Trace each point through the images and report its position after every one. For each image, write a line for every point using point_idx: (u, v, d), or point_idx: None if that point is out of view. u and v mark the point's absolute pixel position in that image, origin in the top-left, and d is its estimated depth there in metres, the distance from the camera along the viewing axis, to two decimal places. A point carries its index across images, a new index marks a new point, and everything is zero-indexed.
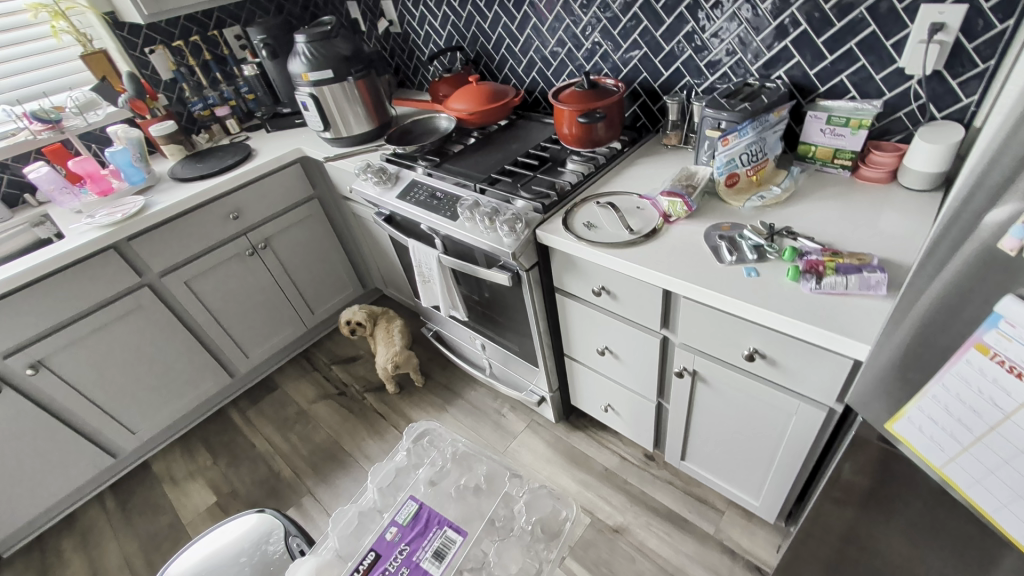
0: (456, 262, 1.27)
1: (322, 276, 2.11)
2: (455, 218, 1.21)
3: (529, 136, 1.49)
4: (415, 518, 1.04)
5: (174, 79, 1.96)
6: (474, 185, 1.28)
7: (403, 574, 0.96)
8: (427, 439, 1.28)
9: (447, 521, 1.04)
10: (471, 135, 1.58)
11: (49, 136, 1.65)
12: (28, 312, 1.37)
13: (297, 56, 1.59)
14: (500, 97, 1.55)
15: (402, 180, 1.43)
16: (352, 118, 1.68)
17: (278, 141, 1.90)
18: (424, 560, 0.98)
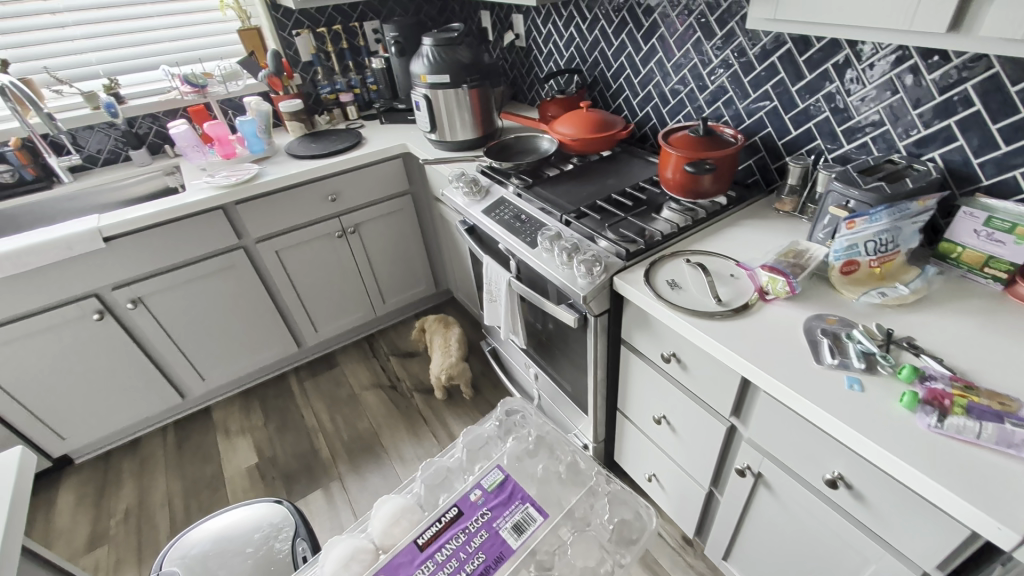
0: (525, 290, 1.24)
1: (400, 269, 2.17)
2: (534, 245, 1.17)
3: (629, 173, 1.42)
4: (501, 486, 0.96)
5: (311, 62, 2.11)
6: (561, 215, 1.23)
7: (481, 538, 0.89)
8: (520, 413, 1.27)
9: (532, 499, 0.95)
10: (570, 161, 1.54)
11: (194, 98, 1.84)
12: (139, 253, 1.51)
13: (420, 57, 1.64)
14: (606, 126, 1.49)
15: (491, 195, 1.43)
16: (458, 124, 1.70)
17: (386, 134, 1.98)
18: (503, 530, 0.90)
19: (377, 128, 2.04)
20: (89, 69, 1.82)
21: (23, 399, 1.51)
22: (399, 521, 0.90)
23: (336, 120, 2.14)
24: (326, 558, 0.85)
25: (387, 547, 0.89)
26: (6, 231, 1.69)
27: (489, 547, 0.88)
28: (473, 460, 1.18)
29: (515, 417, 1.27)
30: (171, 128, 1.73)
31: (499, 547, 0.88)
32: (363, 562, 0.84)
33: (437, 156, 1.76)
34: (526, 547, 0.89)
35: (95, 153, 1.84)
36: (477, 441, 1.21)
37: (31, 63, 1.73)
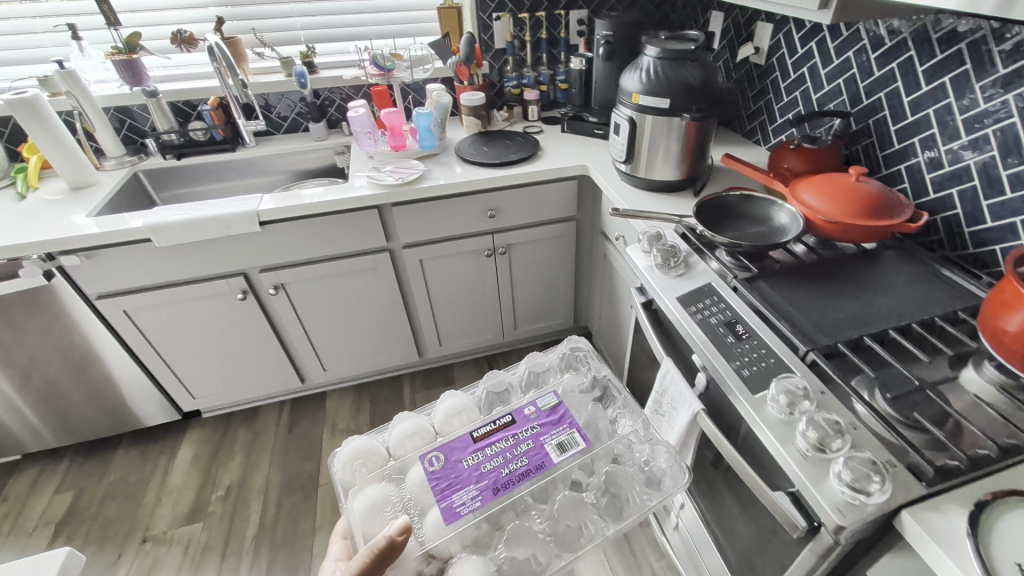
0: (717, 437, 0.86)
1: (541, 298, 1.91)
2: (755, 389, 0.79)
3: (911, 287, 0.95)
4: (556, 409, 0.91)
5: (504, 51, 1.88)
6: (802, 350, 0.83)
7: (525, 447, 0.86)
8: (586, 349, 1.11)
9: (581, 427, 0.90)
10: (807, 243, 1.10)
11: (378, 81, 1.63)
12: (289, 242, 1.47)
13: (634, 73, 1.31)
14: (885, 205, 1.02)
15: (691, 274, 1.05)
16: (662, 160, 1.34)
17: (566, 147, 1.68)
18: (548, 445, 0.87)
19: (557, 137, 1.76)
20: (291, 34, 1.79)
21: (165, 351, 1.60)
22: (457, 416, 0.92)
23: (514, 118, 1.90)
24: (394, 429, 0.94)
25: (444, 434, 0.93)
26: (191, 188, 1.77)
27: (532, 455, 0.85)
28: (528, 385, 1.07)
29: (580, 353, 1.10)
30: (351, 110, 1.62)
31: (542, 459, 0.85)
32: (424, 439, 0.91)
33: (628, 197, 1.41)
34: (565, 466, 0.85)
35: (281, 119, 1.83)
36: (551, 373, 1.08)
37: (242, 23, 1.74)
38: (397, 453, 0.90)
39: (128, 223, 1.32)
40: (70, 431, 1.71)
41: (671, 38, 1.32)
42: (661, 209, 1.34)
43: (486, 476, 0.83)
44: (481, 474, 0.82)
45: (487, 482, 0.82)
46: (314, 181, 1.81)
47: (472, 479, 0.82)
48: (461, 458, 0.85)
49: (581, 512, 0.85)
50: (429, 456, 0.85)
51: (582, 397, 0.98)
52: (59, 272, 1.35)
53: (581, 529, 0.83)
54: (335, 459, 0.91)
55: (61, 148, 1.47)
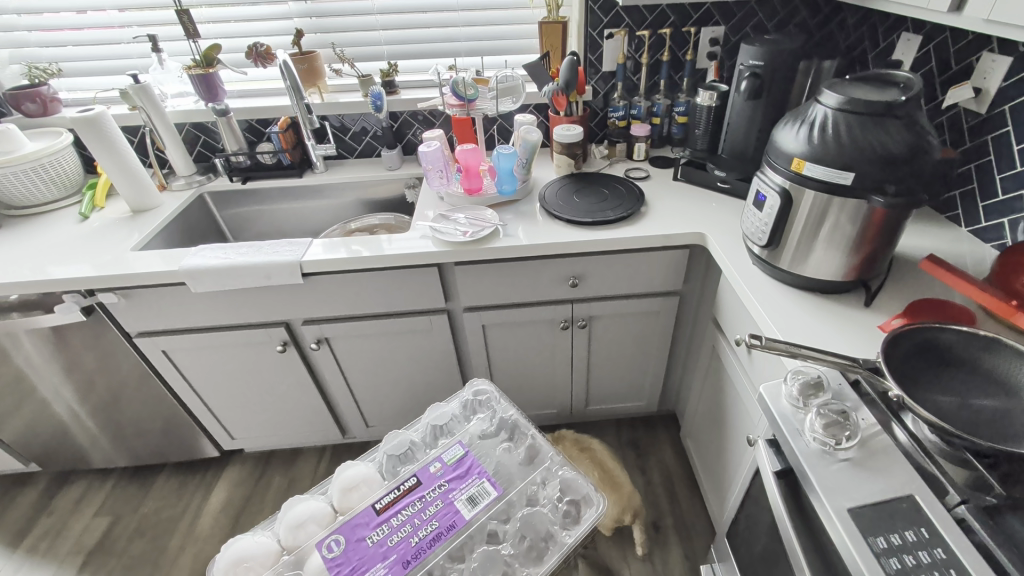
0: None
1: (624, 377, 1.58)
2: None
3: None
4: (459, 462, 1.06)
5: (613, 74, 1.55)
6: None
7: (436, 507, 0.99)
8: (488, 394, 1.24)
9: (487, 474, 1.05)
10: None
11: (457, 115, 1.28)
12: (336, 296, 1.28)
13: (800, 130, 0.93)
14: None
15: (875, 464, 0.68)
16: (822, 252, 0.96)
17: (678, 200, 1.33)
18: (458, 501, 1.00)
19: (668, 186, 1.41)
20: (374, 48, 1.56)
21: (204, 391, 1.49)
22: (354, 490, 1.01)
23: (615, 154, 1.57)
24: (283, 522, 0.98)
25: (343, 511, 1.01)
26: (255, 215, 1.65)
27: (442, 515, 0.98)
28: (433, 439, 1.16)
29: (482, 398, 1.23)
30: (423, 143, 1.36)
31: (454, 517, 0.98)
32: (320, 524, 0.98)
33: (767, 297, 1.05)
34: (477, 518, 0.99)
35: (354, 143, 1.65)
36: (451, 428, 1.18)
37: (323, 35, 1.55)
38: (291, 544, 0.96)
39: (165, 265, 1.19)
40: (116, 451, 1.67)
41: (859, 79, 0.92)
42: (817, 325, 0.96)
43: (391, 547, 0.94)
44: (389, 548, 0.94)
45: (395, 551, 0.93)
46: (380, 214, 1.62)
47: (377, 555, 0.93)
48: (362, 537, 0.95)
49: (503, 562, 0.96)
50: (328, 543, 0.93)
51: (489, 449, 1.13)
52: (99, 308, 1.27)
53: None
54: (214, 568, 0.92)
55: (125, 169, 1.39)
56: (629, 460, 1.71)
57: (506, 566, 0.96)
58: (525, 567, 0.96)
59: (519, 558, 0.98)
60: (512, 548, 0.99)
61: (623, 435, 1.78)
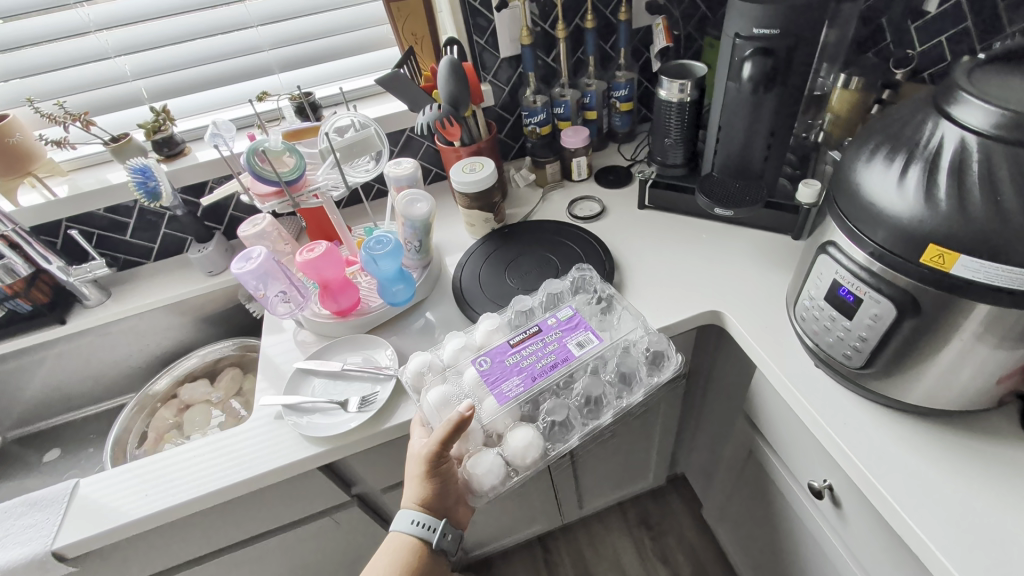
0: None
1: (622, 471, 1.18)
2: None
3: None
4: (574, 316, 0.77)
5: (517, 59, 1.01)
6: None
7: (548, 352, 0.73)
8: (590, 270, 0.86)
9: (592, 327, 0.76)
10: None
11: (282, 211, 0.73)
12: (160, 552, 0.77)
13: (930, 184, 0.49)
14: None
15: None
16: (957, 379, 0.56)
17: (660, 257, 0.89)
18: (571, 344, 0.74)
19: (637, 226, 0.95)
20: (123, 90, 0.92)
21: None
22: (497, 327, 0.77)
23: (544, 180, 1.06)
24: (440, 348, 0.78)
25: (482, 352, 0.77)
26: (12, 392, 1.04)
27: (561, 351, 0.73)
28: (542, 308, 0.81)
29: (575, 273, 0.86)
30: (239, 257, 0.80)
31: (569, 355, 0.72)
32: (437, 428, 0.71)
33: (863, 440, 0.66)
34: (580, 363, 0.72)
35: (144, 242, 1.03)
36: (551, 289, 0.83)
37: (13, 86, 0.88)
38: (448, 361, 0.76)
39: None
40: None
41: (999, 67, 0.49)
42: (967, 498, 0.59)
43: (518, 368, 0.72)
44: (522, 371, 0.71)
45: (526, 366, 0.72)
46: (209, 345, 1.08)
47: (513, 369, 0.71)
48: (506, 348, 0.73)
49: (597, 384, 0.76)
50: (477, 360, 0.72)
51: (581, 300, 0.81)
52: None
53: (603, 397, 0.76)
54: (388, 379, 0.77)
55: None
56: (643, 548, 1.31)
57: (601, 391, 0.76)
58: (616, 396, 0.76)
59: (611, 387, 0.76)
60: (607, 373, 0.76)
61: (628, 511, 1.38)
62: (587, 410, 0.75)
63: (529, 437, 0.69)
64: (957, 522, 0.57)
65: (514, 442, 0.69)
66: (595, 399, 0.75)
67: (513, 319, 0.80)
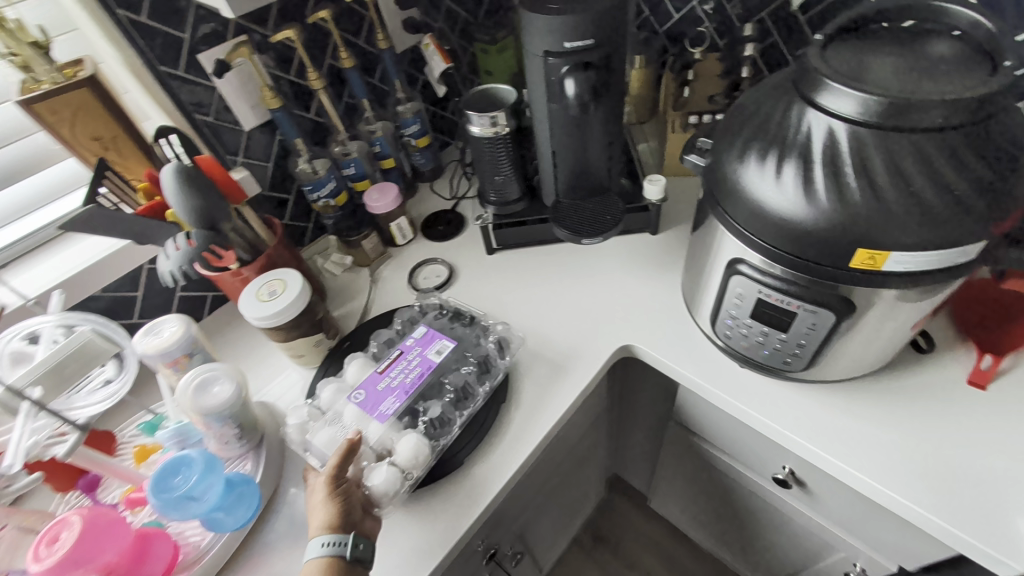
0: None
1: (567, 515, 1.09)
2: None
3: None
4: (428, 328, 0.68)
5: (270, 127, 0.76)
6: None
7: (414, 371, 0.63)
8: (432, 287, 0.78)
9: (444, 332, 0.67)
10: None
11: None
12: None
13: (839, 184, 0.42)
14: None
15: None
16: (875, 348, 0.55)
17: (541, 309, 0.75)
18: (434, 355, 0.64)
19: (496, 277, 0.79)
20: None
21: None
22: (360, 364, 0.65)
23: (365, 259, 0.82)
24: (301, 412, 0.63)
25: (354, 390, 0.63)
26: None
27: (428, 365, 0.63)
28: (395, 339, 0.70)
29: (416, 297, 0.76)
30: None
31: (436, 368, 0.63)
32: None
33: (825, 431, 0.59)
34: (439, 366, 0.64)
35: None
36: (403, 314, 0.72)
37: None
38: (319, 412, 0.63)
39: None
40: None
41: (843, 50, 0.45)
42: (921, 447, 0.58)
43: (393, 385, 0.61)
44: (395, 393, 0.61)
45: (398, 385, 0.62)
46: None
47: (388, 390, 0.61)
48: (376, 372, 0.63)
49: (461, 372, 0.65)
50: (351, 394, 0.61)
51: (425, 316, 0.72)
52: None
53: (471, 387, 0.65)
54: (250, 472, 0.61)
55: None
56: (610, 565, 1.27)
57: (469, 380, 0.65)
58: (484, 377, 0.66)
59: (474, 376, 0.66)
60: (468, 368, 0.66)
61: (581, 535, 1.32)
62: (463, 406, 0.64)
63: (414, 440, 0.57)
64: (943, 475, 0.55)
65: (400, 450, 0.57)
66: (463, 387, 0.64)
67: (378, 351, 0.68)
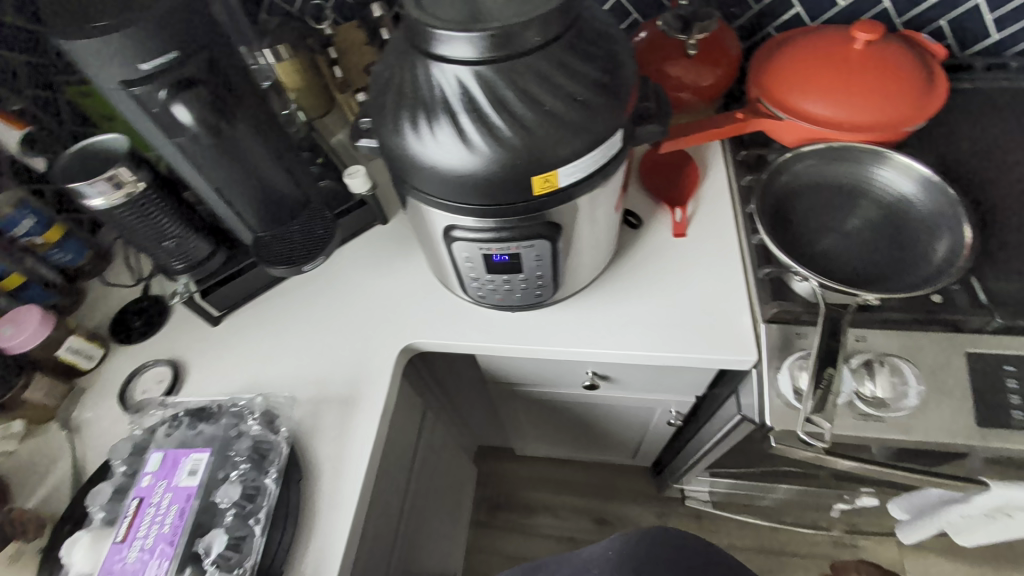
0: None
1: (452, 512, 1.07)
2: None
3: (1004, 168, 0.69)
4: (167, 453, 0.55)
5: None
6: None
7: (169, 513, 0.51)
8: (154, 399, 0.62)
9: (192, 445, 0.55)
10: (878, 169, 0.65)
11: None
12: None
13: (488, 126, 0.42)
14: (926, 69, 0.66)
15: (914, 401, 0.55)
16: (598, 247, 0.60)
17: (301, 356, 0.65)
18: (188, 479, 0.53)
19: (235, 347, 0.66)
20: None
21: None
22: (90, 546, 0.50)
23: (43, 413, 0.62)
24: None
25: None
26: None
27: (183, 496, 0.52)
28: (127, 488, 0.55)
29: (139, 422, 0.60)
30: None
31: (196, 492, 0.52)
32: None
33: (596, 332, 0.64)
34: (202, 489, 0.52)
35: None
36: (119, 453, 0.56)
37: None
38: None
39: None
40: None
41: None
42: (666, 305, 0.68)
43: (148, 545, 0.49)
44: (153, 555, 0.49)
45: (153, 542, 0.50)
46: None
47: (142, 557, 0.49)
48: (116, 543, 0.50)
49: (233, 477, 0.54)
50: None
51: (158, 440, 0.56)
52: None
53: (253, 486, 0.54)
54: None
55: None
56: (513, 522, 1.31)
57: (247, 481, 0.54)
58: (265, 466, 0.55)
59: (252, 472, 0.54)
60: (239, 467, 0.54)
61: (478, 515, 1.33)
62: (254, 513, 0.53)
63: None
64: (685, 321, 0.64)
65: None
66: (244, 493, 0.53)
67: (110, 515, 0.53)
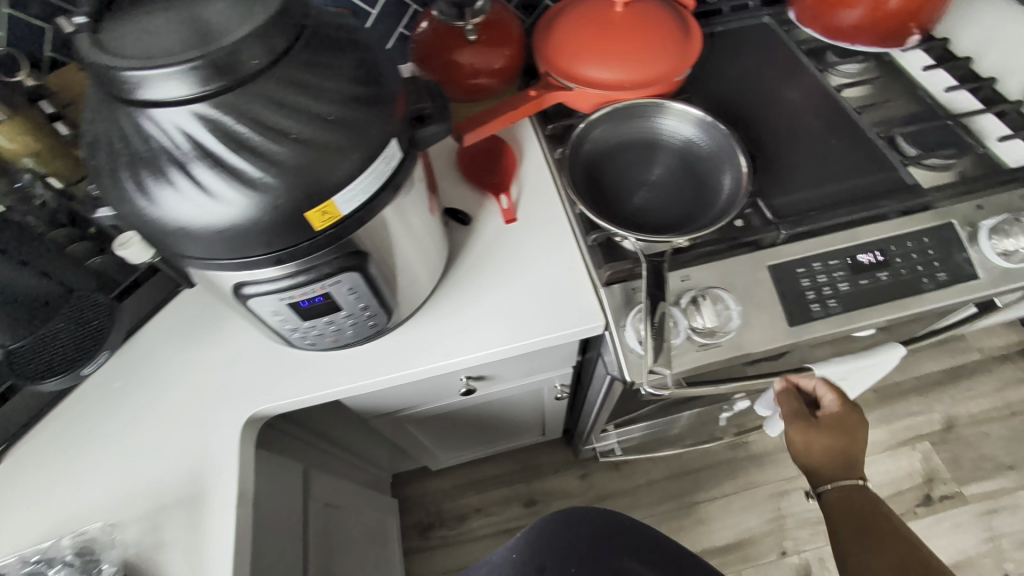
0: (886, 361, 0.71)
1: (376, 556, 1.01)
2: (943, 291, 0.63)
3: (764, 96, 0.78)
4: None
5: None
6: (911, 227, 0.66)
7: None
8: None
9: None
10: (663, 118, 0.70)
11: None
12: None
13: (231, 172, 0.36)
14: (680, 22, 0.72)
15: (736, 324, 0.61)
16: (425, 258, 0.57)
17: (120, 471, 0.55)
18: None
19: (26, 487, 0.54)
20: None
21: None
22: None
23: None
24: None
25: None
26: None
27: None
28: None
29: None
30: None
31: None
32: None
33: (449, 341, 0.62)
34: None
35: None
36: None
37: None
38: None
39: None
40: None
41: (122, 28, 0.36)
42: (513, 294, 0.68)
43: None
44: None
45: None
46: None
47: None
48: None
49: None
50: None
51: None
52: None
53: None
54: None
55: None
56: (448, 536, 1.28)
57: None
58: None
59: None
60: None
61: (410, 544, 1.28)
62: None
63: None
64: (531, 305, 0.64)
65: None
66: None
67: None
